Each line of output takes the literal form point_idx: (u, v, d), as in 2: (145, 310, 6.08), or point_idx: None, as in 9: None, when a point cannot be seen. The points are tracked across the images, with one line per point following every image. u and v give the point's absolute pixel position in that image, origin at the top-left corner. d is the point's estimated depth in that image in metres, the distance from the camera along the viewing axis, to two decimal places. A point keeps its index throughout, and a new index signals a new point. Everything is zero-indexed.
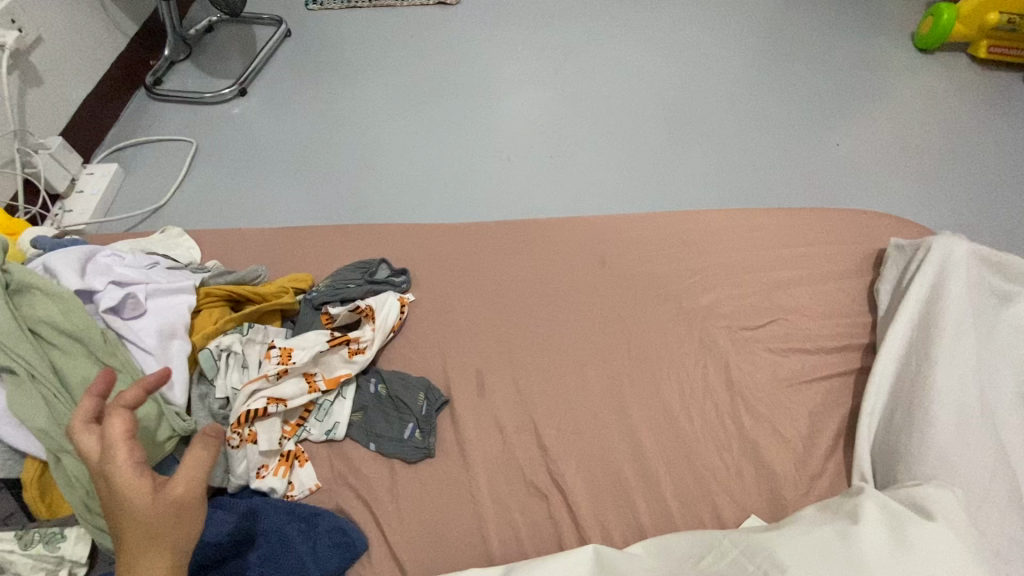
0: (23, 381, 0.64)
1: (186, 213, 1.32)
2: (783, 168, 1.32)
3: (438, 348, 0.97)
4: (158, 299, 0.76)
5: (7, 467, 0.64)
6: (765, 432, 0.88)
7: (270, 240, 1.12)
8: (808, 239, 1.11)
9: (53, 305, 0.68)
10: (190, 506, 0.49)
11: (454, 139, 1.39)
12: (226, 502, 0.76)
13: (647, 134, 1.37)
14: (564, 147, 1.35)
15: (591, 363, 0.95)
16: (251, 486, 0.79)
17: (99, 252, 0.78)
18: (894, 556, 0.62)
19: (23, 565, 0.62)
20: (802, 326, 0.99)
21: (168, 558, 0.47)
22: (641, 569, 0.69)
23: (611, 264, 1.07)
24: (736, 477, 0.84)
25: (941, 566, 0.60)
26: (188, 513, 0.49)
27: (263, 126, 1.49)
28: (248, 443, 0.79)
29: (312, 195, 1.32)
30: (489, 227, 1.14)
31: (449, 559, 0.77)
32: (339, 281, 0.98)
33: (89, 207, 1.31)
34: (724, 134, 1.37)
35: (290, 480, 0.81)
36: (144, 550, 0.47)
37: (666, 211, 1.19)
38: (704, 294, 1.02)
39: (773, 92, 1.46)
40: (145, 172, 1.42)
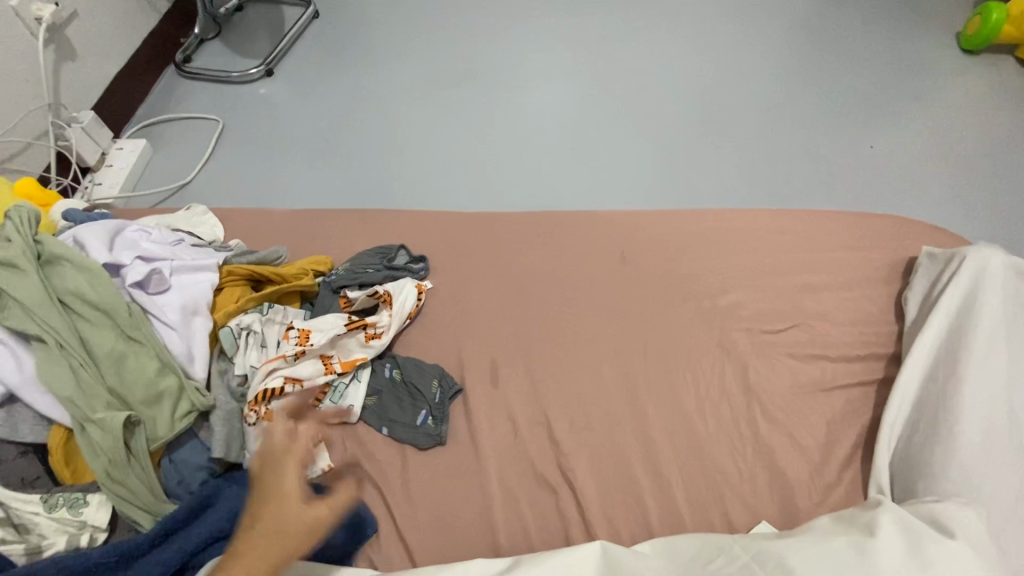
0: (51, 349, 0.65)
1: (211, 191, 1.34)
2: (812, 169, 1.28)
3: (453, 337, 0.97)
4: (182, 275, 0.77)
5: (35, 433, 0.66)
6: (781, 438, 0.86)
7: (292, 222, 1.13)
8: (835, 244, 1.08)
9: (82, 277, 0.70)
10: (318, 532, 0.57)
11: (477, 127, 1.38)
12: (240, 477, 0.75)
13: (673, 128, 1.35)
14: (587, 140, 1.33)
15: (606, 359, 0.94)
16: None
17: (127, 228, 0.80)
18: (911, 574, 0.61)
19: (47, 528, 0.64)
20: (825, 332, 0.97)
21: (274, 563, 0.54)
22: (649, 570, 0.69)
23: (631, 261, 1.05)
24: (749, 482, 0.83)
25: None
26: (312, 537, 0.57)
27: (289, 107, 1.49)
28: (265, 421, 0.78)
29: (335, 178, 1.33)
30: (509, 218, 1.13)
31: (457, 547, 0.78)
32: (358, 266, 0.99)
33: (117, 181, 1.33)
34: (753, 131, 1.34)
35: None
36: (263, 547, 0.55)
37: (689, 209, 1.17)
38: (725, 294, 1.00)
39: (806, 90, 1.42)
40: (172, 148, 1.44)
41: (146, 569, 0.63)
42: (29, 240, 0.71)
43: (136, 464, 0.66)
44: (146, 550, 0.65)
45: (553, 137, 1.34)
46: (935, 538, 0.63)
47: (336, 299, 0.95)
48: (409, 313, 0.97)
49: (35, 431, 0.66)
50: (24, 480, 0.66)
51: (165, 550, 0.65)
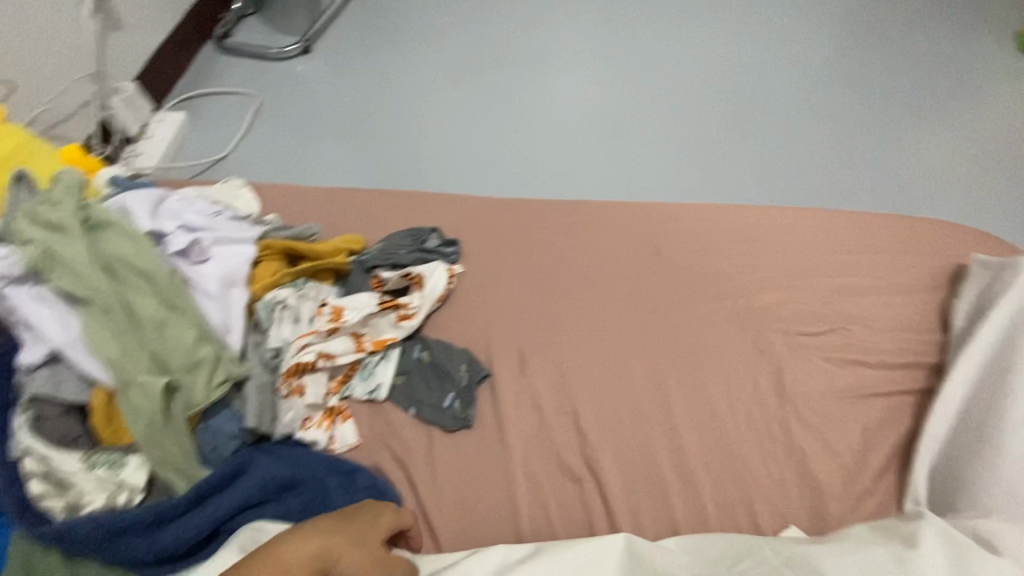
0: (97, 312, 0.68)
1: (246, 166, 1.35)
2: (857, 168, 1.24)
3: (483, 322, 0.97)
4: (222, 247, 0.79)
5: (76, 391, 0.67)
6: (814, 443, 0.84)
7: (326, 199, 1.13)
8: (879, 247, 1.05)
9: (127, 244, 0.71)
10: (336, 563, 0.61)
11: (512, 112, 1.36)
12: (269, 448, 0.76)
13: (713, 120, 1.31)
14: (624, 129, 1.31)
15: (637, 352, 0.93)
16: (295, 437, 0.80)
17: (169, 197, 0.81)
18: None
19: (88, 484, 0.66)
20: (865, 337, 0.94)
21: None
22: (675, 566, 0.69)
23: (665, 254, 1.03)
24: (779, 486, 0.81)
25: None
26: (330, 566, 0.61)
27: (325, 84, 1.50)
28: (296, 394, 0.80)
29: (368, 158, 1.33)
30: (543, 205, 1.12)
31: (480, 530, 0.78)
32: (390, 247, 0.99)
33: (157, 152, 1.35)
34: (797, 126, 1.30)
35: (332, 434, 0.82)
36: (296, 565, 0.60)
37: (726, 204, 1.14)
38: (761, 293, 0.97)
39: (855, 85, 1.37)
40: (210, 122, 1.45)
41: (179, 533, 0.65)
42: (77, 205, 0.73)
43: (173, 428, 0.68)
44: (179, 513, 0.67)
45: (588, 125, 1.32)
46: (982, 556, 0.61)
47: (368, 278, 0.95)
48: (440, 296, 0.97)
49: (78, 390, 0.68)
50: (64, 438, 0.67)
51: (199, 514, 0.67)
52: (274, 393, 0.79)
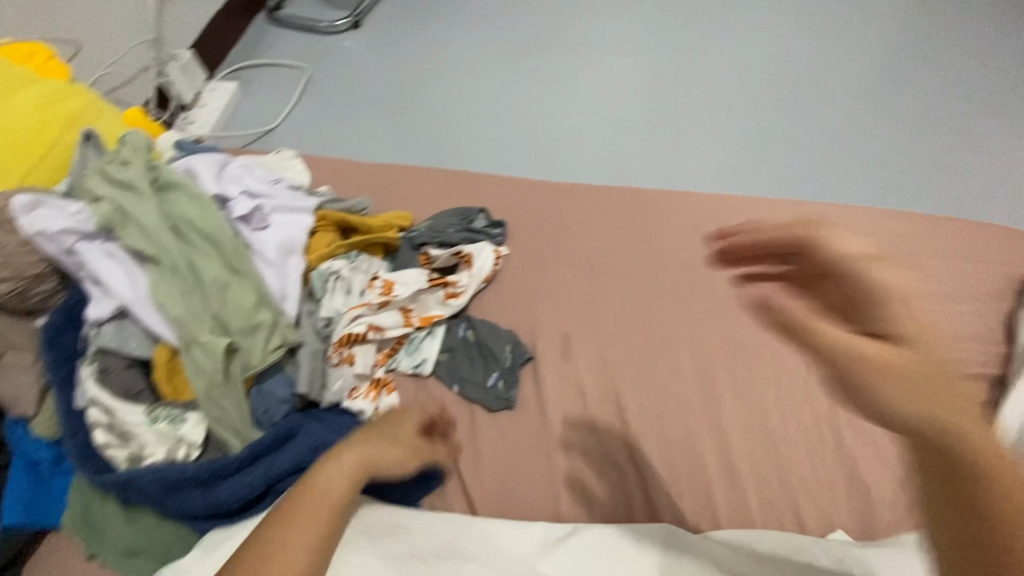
0: (164, 271, 0.69)
1: (295, 138, 1.36)
2: (922, 167, 1.18)
3: (528, 305, 0.96)
4: (281, 215, 0.80)
5: (142, 347, 0.70)
6: (865, 448, 0.82)
7: (375, 174, 1.14)
8: (943, 252, 1.00)
9: (193, 206, 0.73)
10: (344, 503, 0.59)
11: (561, 96, 1.34)
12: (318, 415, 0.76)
13: (769, 112, 1.27)
14: (675, 117, 1.27)
15: (683, 345, 0.91)
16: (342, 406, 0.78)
17: (232, 163, 0.82)
18: None
19: (149, 437, 0.67)
20: (923, 345, 0.90)
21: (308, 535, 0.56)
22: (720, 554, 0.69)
23: (717, 247, 1.01)
24: (826, 489, 0.79)
25: None
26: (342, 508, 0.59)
27: (373, 60, 1.49)
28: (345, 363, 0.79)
29: (415, 136, 1.32)
30: (591, 191, 1.11)
31: (519, 510, 0.79)
32: (438, 226, 0.99)
33: (209, 120, 1.37)
34: (859, 122, 1.24)
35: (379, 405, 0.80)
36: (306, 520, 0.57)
37: (781, 199, 1.10)
38: (815, 293, 0.95)
39: (924, 81, 1.30)
40: (260, 93, 1.47)
41: (234, 490, 0.67)
42: (146, 166, 0.75)
43: (231, 388, 0.69)
44: (235, 471, 0.68)
45: (639, 113, 1.29)
46: None
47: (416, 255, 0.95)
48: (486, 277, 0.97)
49: (142, 346, 0.70)
50: (128, 392, 0.69)
51: (253, 473, 0.68)
52: (324, 361, 0.79)
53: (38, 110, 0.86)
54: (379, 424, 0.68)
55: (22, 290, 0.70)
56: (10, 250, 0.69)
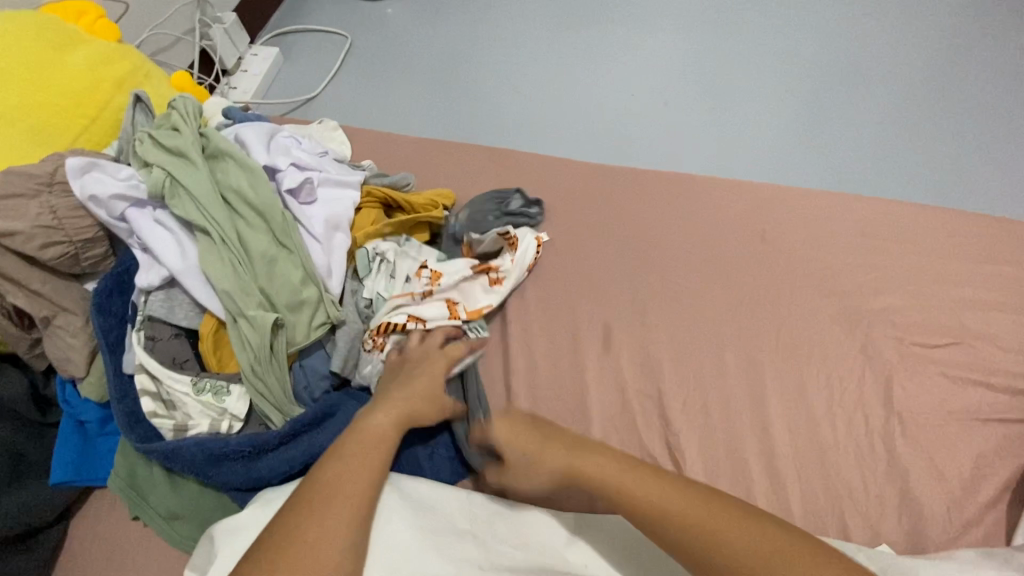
0: (213, 242, 0.69)
1: (335, 108, 1.34)
2: (999, 164, 1.09)
3: (570, 292, 0.94)
4: (328, 188, 0.78)
5: (189, 317, 0.70)
6: (920, 463, 0.78)
7: (418, 149, 1.11)
8: (1015, 260, 0.94)
9: (243, 176, 0.71)
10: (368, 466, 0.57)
11: (609, 73, 1.28)
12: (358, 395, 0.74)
13: (832, 99, 1.19)
14: (731, 101, 1.21)
15: (731, 343, 0.88)
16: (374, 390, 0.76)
17: (280, 132, 0.80)
18: None
19: (194, 408, 0.68)
20: (989, 358, 0.85)
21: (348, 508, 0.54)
22: None
23: (771, 242, 0.97)
24: (874, 501, 0.76)
25: None
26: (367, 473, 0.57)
27: (415, 30, 1.45)
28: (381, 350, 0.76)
29: (456, 110, 1.29)
30: (641, 176, 1.06)
31: (554, 500, 0.78)
32: (473, 214, 0.96)
33: (251, 87, 1.36)
34: (932, 113, 1.16)
35: None
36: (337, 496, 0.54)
37: (842, 193, 1.04)
38: (873, 296, 0.91)
39: (1009, 69, 1.19)
40: (302, 60, 1.44)
41: (276, 464, 0.68)
42: (196, 133, 0.74)
43: (276, 363, 0.69)
44: (276, 446, 0.68)
45: (689, 96, 1.23)
46: None
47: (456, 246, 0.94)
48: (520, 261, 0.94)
49: (189, 316, 0.70)
50: (175, 360, 0.69)
51: (294, 449, 0.68)
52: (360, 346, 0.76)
53: (89, 71, 0.85)
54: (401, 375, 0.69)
55: (74, 254, 0.71)
56: (62, 213, 0.69)
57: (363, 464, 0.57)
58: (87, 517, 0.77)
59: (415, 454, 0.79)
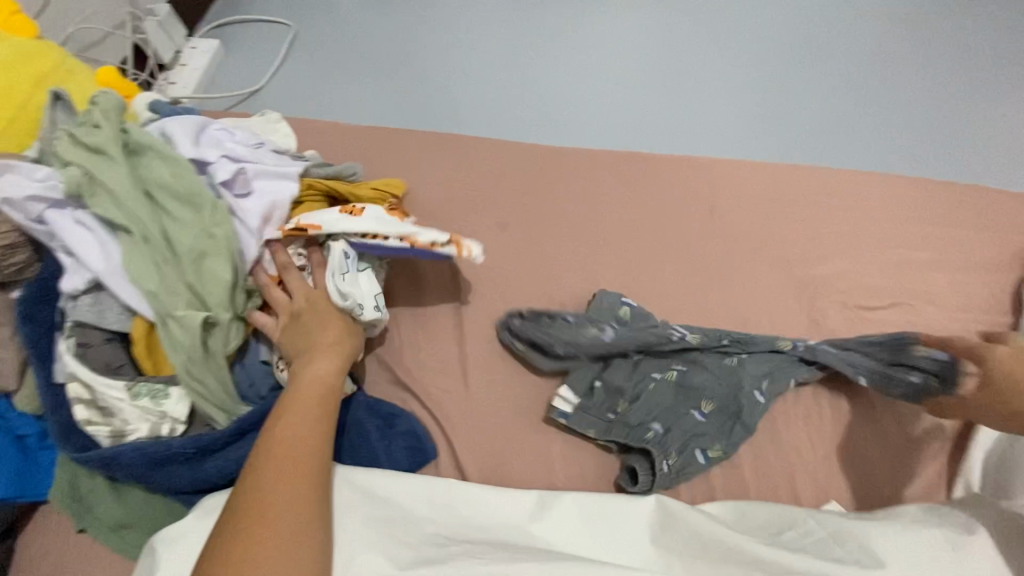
0: (137, 242, 0.67)
1: (281, 99, 1.30)
2: (939, 130, 1.12)
3: (526, 274, 0.93)
4: (265, 179, 0.76)
5: (119, 321, 0.67)
6: (866, 421, 0.81)
7: (367, 138, 1.09)
8: (954, 221, 0.97)
9: (168, 170, 0.70)
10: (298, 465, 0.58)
11: (561, 53, 1.27)
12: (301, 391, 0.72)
13: (780, 72, 1.20)
14: (681, 77, 1.21)
15: (684, 316, 0.89)
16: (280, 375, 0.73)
17: (211, 124, 0.78)
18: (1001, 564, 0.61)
19: (131, 414, 0.66)
20: (931, 317, 0.88)
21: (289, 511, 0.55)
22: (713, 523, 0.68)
23: (721, 216, 0.98)
24: (822, 462, 0.79)
25: None
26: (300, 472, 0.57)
27: (363, 16, 1.40)
28: None
29: (407, 96, 1.26)
30: (593, 155, 1.06)
31: (513, 482, 0.78)
32: (574, 335, 0.83)
33: (191, 82, 1.31)
34: (875, 82, 1.18)
35: None
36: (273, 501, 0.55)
37: (789, 164, 1.06)
38: (820, 263, 0.93)
39: (947, 36, 1.22)
40: (246, 51, 1.39)
41: (222, 465, 0.67)
42: (117, 129, 0.71)
43: (212, 362, 0.68)
44: (222, 446, 0.67)
45: (647, 74, 1.22)
46: None
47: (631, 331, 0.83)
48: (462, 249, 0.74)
49: (121, 320, 0.67)
50: (109, 366, 0.67)
51: (240, 448, 0.67)
52: None
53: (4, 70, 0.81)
54: (316, 327, 0.69)
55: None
56: None
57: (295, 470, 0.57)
58: (31, 532, 0.74)
59: (369, 446, 0.77)
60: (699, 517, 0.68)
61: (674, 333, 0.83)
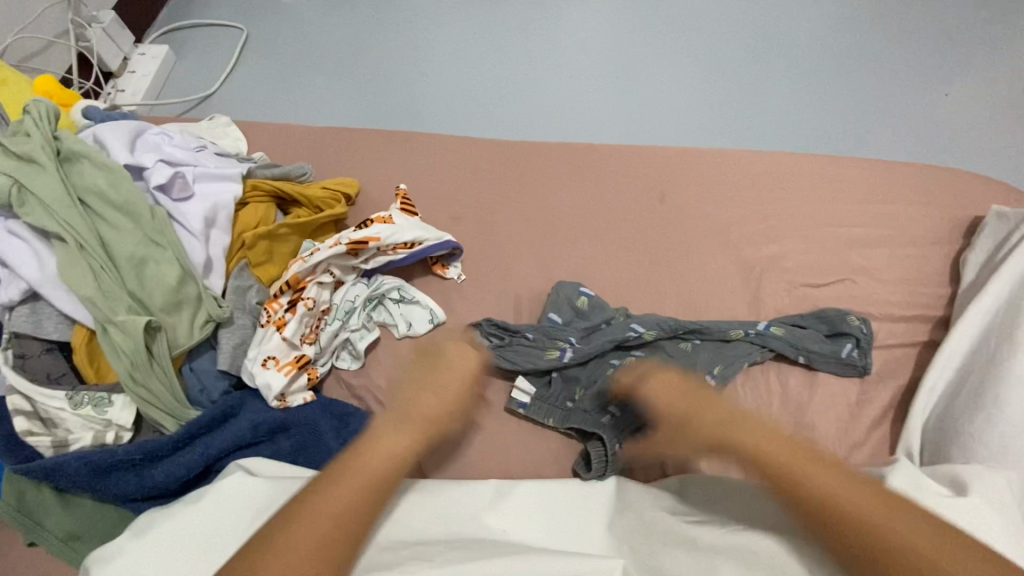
0: (71, 249, 0.66)
1: (234, 105, 1.29)
2: (881, 113, 1.16)
3: (480, 267, 0.94)
4: (205, 183, 0.76)
5: (58, 330, 0.67)
6: (812, 393, 0.83)
7: (319, 138, 1.08)
8: (893, 198, 1.00)
9: (102, 176, 0.69)
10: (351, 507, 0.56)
11: (515, 49, 1.28)
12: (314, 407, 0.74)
13: (728, 60, 1.23)
14: (632, 70, 1.23)
15: (636, 302, 0.91)
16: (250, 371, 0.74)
17: (148, 130, 0.78)
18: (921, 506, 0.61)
19: (74, 423, 0.66)
20: (873, 291, 0.91)
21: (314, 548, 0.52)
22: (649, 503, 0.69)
23: (671, 202, 1.00)
24: (772, 435, 0.81)
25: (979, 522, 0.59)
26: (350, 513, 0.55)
27: (314, 17, 1.39)
28: (272, 327, 0.76)
29: (363, 97, 1.26)
30: (545, 147, 1.07)
31: (470, 472, 0.79)
32: (535, 357, 0.83)
33: (140, 89, 1.29)
34: (819, 67, 1.21)
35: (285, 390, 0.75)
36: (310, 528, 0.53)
37: (737, 150, 1.08)
38: (766, 244, 0.95)
39: (889, 20, 1.26)
40: (196, 57, 1.37)
41: (170, 470, 0.66)
42: (48, 136, 0.70)
43: (157, 368, 0.67)
44: (171, 451, 0.68)
45: (599, 67, 1.24)
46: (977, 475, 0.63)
47: (589, 345, 0.83)
48: (442, 270, 0.91)
49: (60, 329, 0.67)
50: (50, 376, 0.66)
51: (190, 452, 0.68)
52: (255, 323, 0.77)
53: None
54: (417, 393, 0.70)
55: None
56: None
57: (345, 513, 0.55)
58: None
59: (325, 446, 0.74)
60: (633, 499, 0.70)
61: (628, 325, 0.84)
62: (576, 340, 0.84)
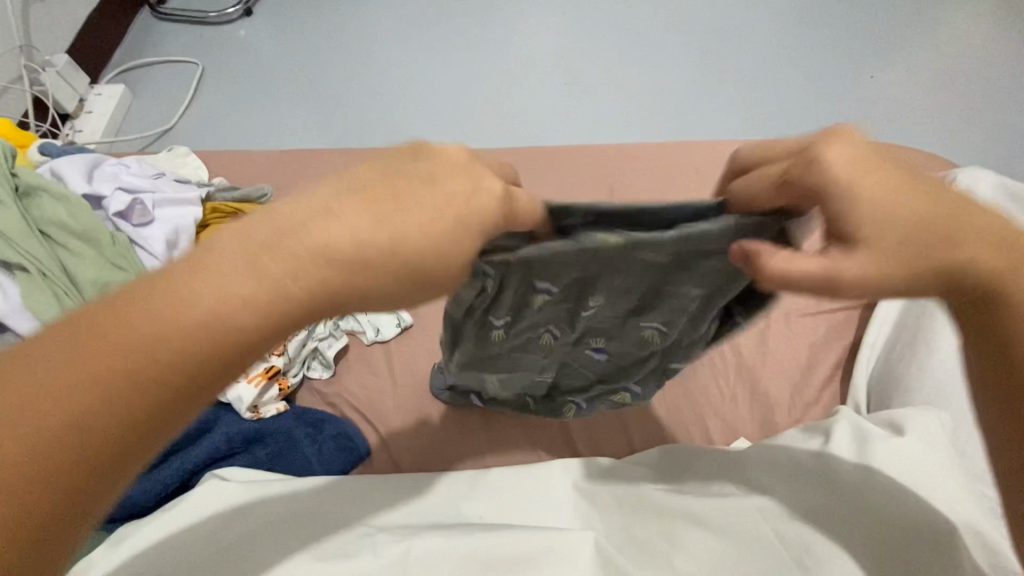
0: (35, 279, 0.69)
1: (195, 136, 1.31)
2: (812, 99, 1.24)
3: None
4: (165, 208, 0.79)
5: None
6: (764, 360, 0.88)
7: (281, 160, 1.12)
8: None
9: (63, 208, 0.74)
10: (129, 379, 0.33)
11: (467, 65, 1.34)
12: (309, 417, 0.79)
13: (668, 61, 1.30)
14: (580, 76, 1.29)
15: None
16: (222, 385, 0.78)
17: (106, 161, 0.82)
18: (859, 456, 0.62)
19: None
20: None
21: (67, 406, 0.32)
22: (616, 485, 0.70)
23: (621, 194, 1.05)
24: (730, 403, 0.85)
25: (919, 469, 0.59)
26: (124, 388, 0.33)
27: (270, 47, 1.43)
28: None
29: (323, 121, 1.30)
30: (501, 152, 1.11)
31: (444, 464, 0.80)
32: (517, 303, 0.54)
33: (99, 128, 1.31)
34: (753, 61, 1.29)
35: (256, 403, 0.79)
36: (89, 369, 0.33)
37: (682, 141, 1.14)
38: None
39: (813, 14, 1.34)
40: (154, 93, 1.40)
41: (147, 487, 0.70)
42: (7, 173, 0.74)
43: None
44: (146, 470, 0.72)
45: (549, 74, 1.30)
46: (917, 419, 0.65)
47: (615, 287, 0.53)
48: None
49: None
50: None
51: (166, 469, 0.72)
52: None
53: None
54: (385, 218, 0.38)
55: None
56: None
57: (134, 374, 0.33)
58: None
59: (302, 453, 0.76)
60: (598, 481, 0.71)
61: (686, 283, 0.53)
62: (567, 285, 0.52)
